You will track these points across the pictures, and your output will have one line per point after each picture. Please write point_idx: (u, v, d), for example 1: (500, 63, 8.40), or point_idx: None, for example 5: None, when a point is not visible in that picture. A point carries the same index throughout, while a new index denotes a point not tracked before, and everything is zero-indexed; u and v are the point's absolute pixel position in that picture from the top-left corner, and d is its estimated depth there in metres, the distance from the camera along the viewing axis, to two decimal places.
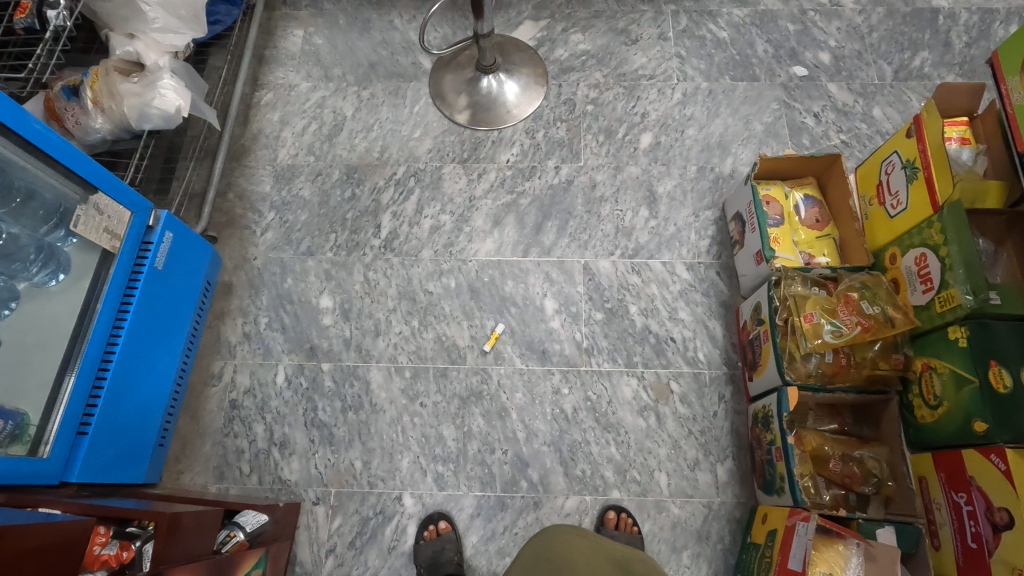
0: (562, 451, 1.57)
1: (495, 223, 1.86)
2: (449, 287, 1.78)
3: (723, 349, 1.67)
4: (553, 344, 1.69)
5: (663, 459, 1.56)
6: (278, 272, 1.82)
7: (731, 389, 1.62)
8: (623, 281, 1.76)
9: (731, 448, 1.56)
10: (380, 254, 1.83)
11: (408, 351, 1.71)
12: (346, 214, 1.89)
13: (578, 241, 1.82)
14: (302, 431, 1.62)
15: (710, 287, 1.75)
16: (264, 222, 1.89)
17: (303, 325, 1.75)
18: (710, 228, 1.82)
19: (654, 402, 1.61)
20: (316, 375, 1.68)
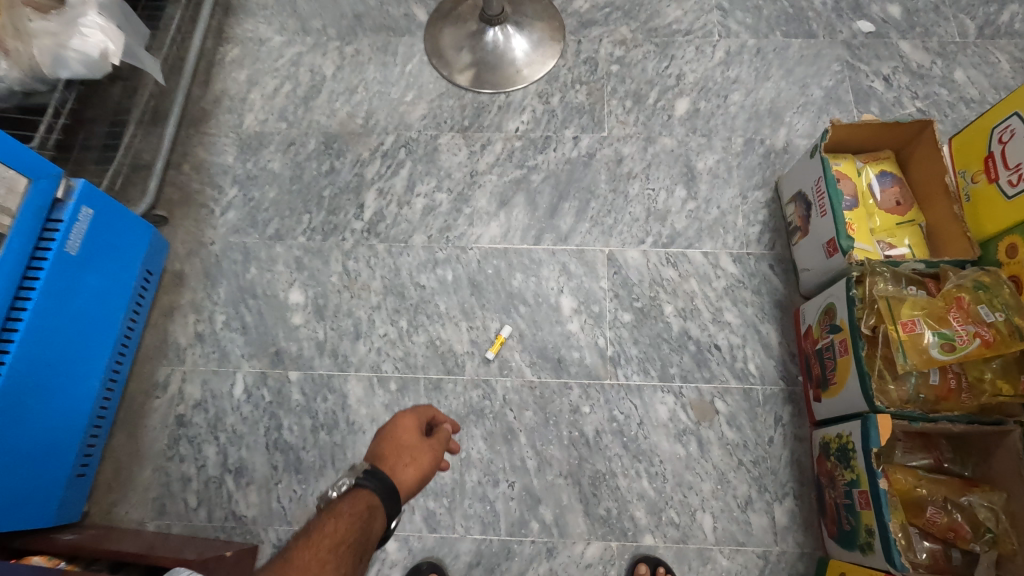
0: (582, 485, 1.28)
1: (502, 203, 1.55)
2: (445, 281, 1.47)
3: (779, 359, 1.37)
4: (570, 352, 1.39)
5: (708, 496, 1.26)
6: (239, 260, 1.51)
7: (789, 411, 1.32)
8: (656, 275, 1.45)
9: (791, 484, 1.26)
10: (362, 239, 1.52)
11: (395, 358, 1.40)
12: (323, 192, 1.58)
13: (603, 227, 1.51)
14: (263, 455, 1.33)
15: (762, 283, 1.44)
16: (225, 200, 1.58)
17: (268, 324, 1.45)
18: (761, 213, 1.51)
19: (696, 425, 1.31)
20: (281, 387, 1.39)
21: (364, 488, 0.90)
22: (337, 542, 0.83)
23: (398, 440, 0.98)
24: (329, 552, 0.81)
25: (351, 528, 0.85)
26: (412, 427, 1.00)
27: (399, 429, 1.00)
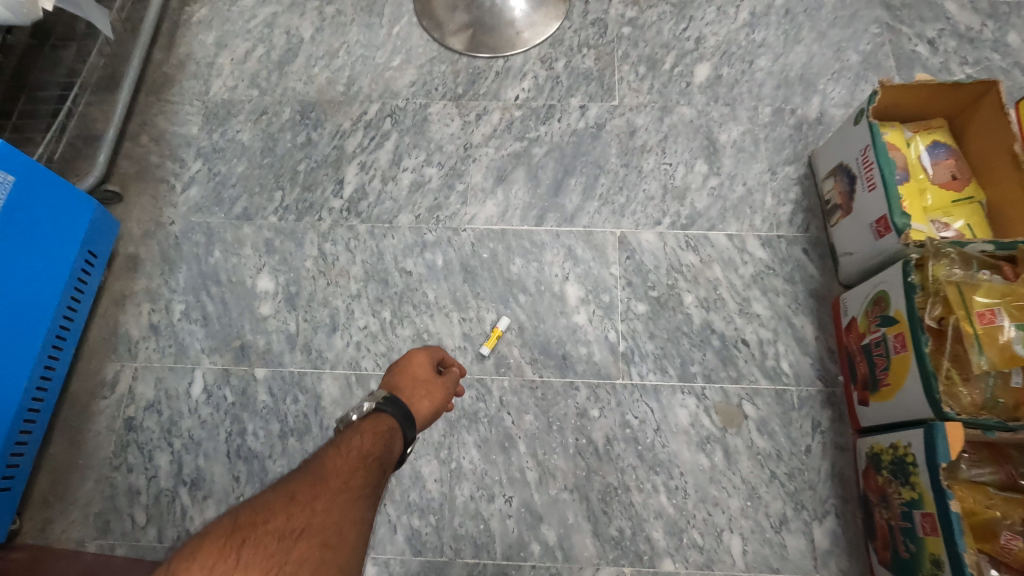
0: (590, 501, 1.11)
1: (499, 180, 1.37)
2: (434, 266, 1.30)
3: (816, 356, 1.19)
4: (576, 347, 1.22)
5: (736, 515, 1.09)
6: (202, 243, 1.33)
7: (829, 415, 1.15)
8: (674, 260, 1.28)
9: (832, 501, 1.09)
10: (341, 219, 1.35)
11: (377, 354, 1.23)
12: (298, 166, 1.40)
13: (613, 206, 1.34)
14: (223, 465, 1.16)
15: (795, 269, 1.26)
16: (187, 174, 1.40)
17: (232, 315, 1.27)
18: (793, 191, 1.33)
19: (721, 432, 1.14)
20: (246, 386, 1.21)
21: (385, 412, 0.86)
22: (364, 455, 0.78)
23: (410, 376, 0.96)
24: (358, 462, 0.77)
25: (376, 444, 0.81)
26: (424, 364, 0.98)
27: (412, 366, 0.97)
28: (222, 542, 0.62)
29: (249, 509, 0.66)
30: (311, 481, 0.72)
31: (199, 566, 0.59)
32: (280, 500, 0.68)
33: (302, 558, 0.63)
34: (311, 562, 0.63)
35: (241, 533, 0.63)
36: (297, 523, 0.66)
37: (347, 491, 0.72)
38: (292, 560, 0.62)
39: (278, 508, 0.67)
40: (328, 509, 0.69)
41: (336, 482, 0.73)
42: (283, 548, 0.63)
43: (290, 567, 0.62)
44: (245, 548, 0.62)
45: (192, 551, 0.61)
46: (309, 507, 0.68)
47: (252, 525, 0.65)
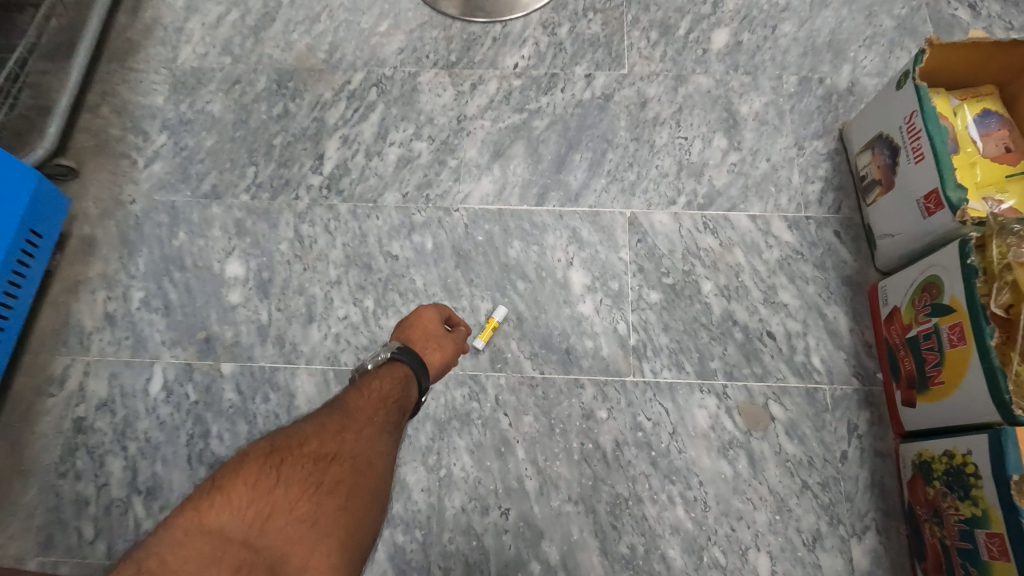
0: (597, 513, 0.98)
1: (496, 155, 1.24)
2: (423, 250, 1.17)
3: (851, 351, 1.06)
4: (581, 341, 1.08)
5: (763, 530, 0.96)
6: (165, 223, 1.20)
7: (868, 418, 1.02)
8: (690, 244, 1.15)
9: (872, 515, 0.96)
10: (320, 198, 1.21)
11: (358, 348, 1.10)
12: (273, 140, 1.27)
13: (623, 183, 1.20)
14: (184, 472, 1.03)
15: (826, 254, 1.13)
16: (151, 148, 1.27)
17: (197, 304, 1.14)
18: (822, 167, 1.20)
19: (745, 437, 1.01)
20: (211, 383, 1.08)
21: (399, 361, 0.84)
22: (385, 397, 0.77)
23: (421, 329, 0.91)
24: (378, 403, 0.76)
25: (395, 386, 0.80)
26: (435, 316, 0.93)
27: (419, 320, 0.92)
28: (261, 462, 0.63)
29: (283, 436, 0.67)
30: (339, 415, 0.72)
31: (241, 484, 0.60)
32: (310, 429, 0.68)
33: (337, 481, 0.63)
34: (346, 486, 0.63)
35: (278, 456, 0.64)
36: (330, 449, 0.66)
37: (374, 424, 0.72)
38: (328, 481, 0.63)
39: (312, 435, 0.68)
40: (358, 439, 0.69)
41: (363, 416, 0.72)
42: (318, 470, 0.63)
43: (326, 489, 0.62)
44: (283, 469, 0.62)
45: (232, 471, 0.62)
46: (340, 436, 0.68)
47: (288, 449, 0.65)
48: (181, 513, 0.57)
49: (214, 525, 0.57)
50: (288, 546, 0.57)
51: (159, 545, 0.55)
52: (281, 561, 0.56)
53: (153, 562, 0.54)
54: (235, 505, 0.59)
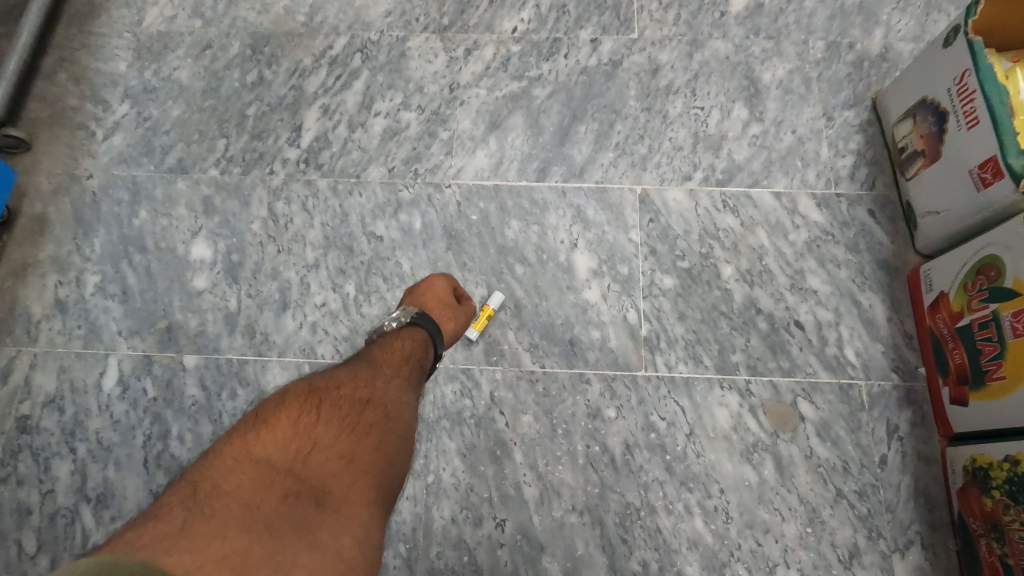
0: (605, 525, 0.86)
1: (492, 126, 1.12)
2: (410, 230, 1.05)
3: (889, 343, 0.95)
4: (587, 331, 0.97)
5: (793, 545, 0.85)
6: (125, 201, 1.08)
7: (909, 418, 0.90)
8: (708, 224, 1.03)
9: (916, 528, 0.85)
10: (297, 173, 1.09)
11: (337, 338, 0.99)
12: (246, 110, 1.15)
13: (633, 157, 1.08)
14: (140, 477, 0.91)
15: (859, 235, 1.01)
16: (111, 119, 1.14)
17: (159, 289, 1.02)
18: (854, 139, 1.08)
19: (771, 438, 0.90)
20: (172, 377, 0.96)
21: (417, 326, 0.84)
22: (406, 356, 0.79)
23: (433, 298, 0.90)
24: (400, 361, 0.78)
25: (415, 346, 0.81)
26: (445, 286, 0.92)
27: (429, 289, 0.91)
28: (300, 401, 0.65)
29: (317, 383, 0.69)
30: (366, 369, 0.74)
31: (283, 421, 0.61)
32: (341, 378, 0.71)
33: (371, 425, 0.66)
34: (380, 429, 0.66)
35: (316, 398, 0.66)
36: (362, 394, 0.69)
37: (399, 380, 0.75)
38: (365, 422, 0.66)
39: (342, 385, 0.70)
40: (385, 391, 0.72)
41: (388, 372, 0.75)
42: (355, 411, 0.66)
43: (362, 431, 0.64)
44: (320, 411, 0.64)
45: (273, 410, 0.63)
46: (368, 387, 0.71)
47: (322, 394, 0.67)
48: (229, 444, 0.58)
49: (261, 455, 0.57)
50: (333, 478, 0.58)
51: (211, 472, 0.55)
52: (326, 490, 0.56)
53: (208, 484, 0.54)
54: (279, 437, 0.60)
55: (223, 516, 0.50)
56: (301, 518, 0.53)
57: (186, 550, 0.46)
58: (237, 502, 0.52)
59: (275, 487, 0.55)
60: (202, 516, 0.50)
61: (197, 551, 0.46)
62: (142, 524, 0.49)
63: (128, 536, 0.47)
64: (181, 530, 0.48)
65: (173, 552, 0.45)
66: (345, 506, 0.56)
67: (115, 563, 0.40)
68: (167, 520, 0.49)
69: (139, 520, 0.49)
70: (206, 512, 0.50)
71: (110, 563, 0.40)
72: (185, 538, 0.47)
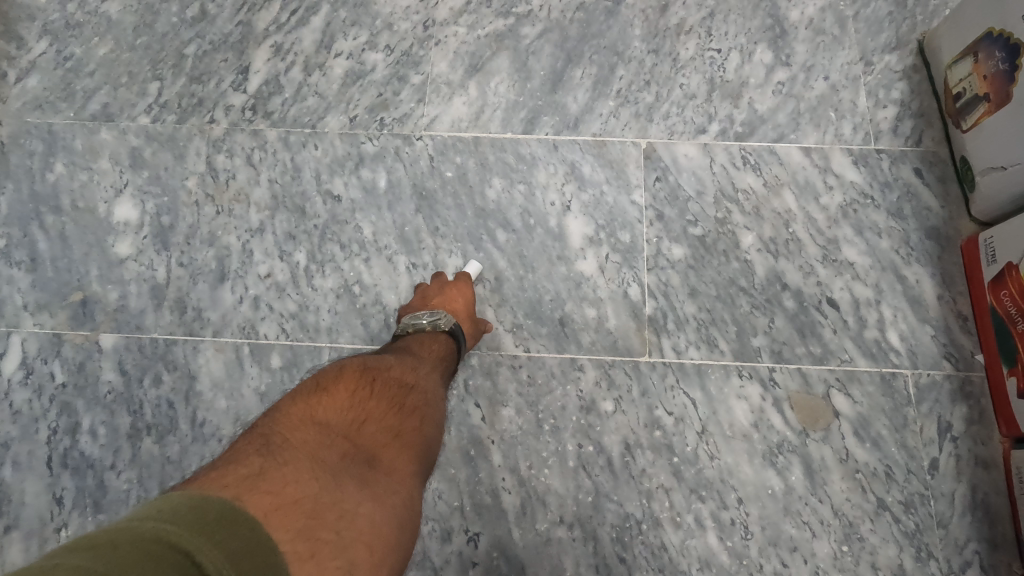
0: (598, 541, 0.72)
1: (473, 70, 0.95)
2: (373, 188, 0.89)
3: (940, 325, 0.79)
4: (581, 309, 0.81)
5: (826, 567, 0.70)
6: (38, 152, 0.92)
7: (965, 415, 0.75)
8: (725, 184, 0.87)
9: (974, 547, 0.71)
10: (241, 123, 0.93)
11: (284, 315, 0.83)
12: (184, 49, 0.97)
13: (637, 107, 0.92)
14: (42, 479, 0.76)
15: (903, 197, 0.86)
16: (26, 58, 0.97)
17: (74, 256, 0.86)
18: (897, 88, 0.92)
19: (799, 438, 0.75)
20: (86, 361, 0.81)
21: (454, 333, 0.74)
22: (441, 358, 0.71)
23: (462, 304, 0.77)
24: (437, 359, 0.70)
25: (449, 346, 0.73)
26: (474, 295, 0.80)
27: (457, 293, 0.78)
28: (356, 375, 0.57)
29: (370, 361, 0.62)
30: (410, 359, 0.67)
31: (341, 390, 0.54)
32: (388, 362, 0.63)
33: (416, 408, 0.58)
34: (424, 413, 0.59)
35: (371, 373, 0.59)
36: (408, 379, 0.62)
37: (437, 372, 0.68)
38: (412, 405, 0.58)
39: (391, 366, 0.63)
40: (428, 381, 0.65)
41: (428, 363, 0.68)
42: (403, 393, 0.59)
43: (409, 411, 0.57)
44: (374, 387, 0.57)
45: (331, 379, 0.56)
46: (415, 374, 0.63)
47: (375, 371, 0.59)
48: (294, 402, 0.51)
49: (322, 417, 0.49)
50: (386, 446, 0.51)
51: (276, 426, 0.48)
52: (380, 457, 0.49)
53: (278, 435, 0.46)
54: (339, 405, 0.52)
55: (294, 463, 0.43)
56: (363, 475, 0.46)
57: (267, 492, 0.39)
58: (304, 454, 0.44)
59: (338, 445, 0.47)
60: (277, 461, 0.43)
61: (275, 492, 0.39)
62: (214, 467, 0.41)
63: (206, 476, 0.39)
64: (262, 471, 0.41)
65: (253, 493, 0.38)
66: (399, 473, 0.49)
67: (206, 501, 0.35)
68: (238, 465, 0.41)
69: (206, 467, 0.41)
70: (279, 459, 0.43)
71: (199, 500, 0.35)
72: (264, 480, 0.40)
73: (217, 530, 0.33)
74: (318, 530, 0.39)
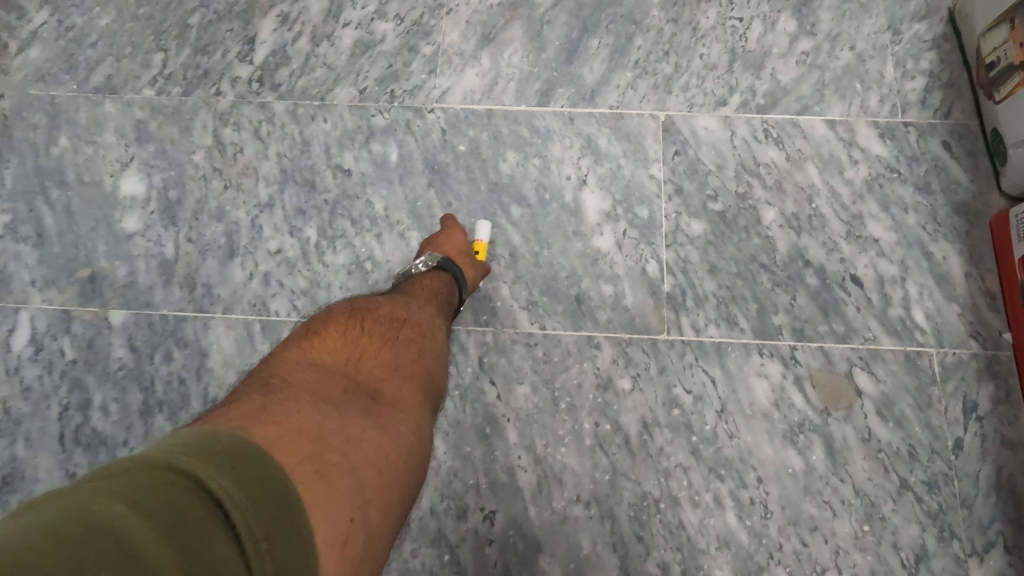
0: (616, 521, 0.71)
1: (485, 40, 0.92)
2: (384, 162, 0.87)
3: (967, 303, 0.77)
4: (597, 286, 0.80)
5: (847, 547, 0.69)
6: (41, 126, 0.90)
7: (991, 394, 0.74)
8: (747, 158, 0.85)
9: (998, 528, 0.69)
10: (248, 94, 0.90)
11: (295, 292, 0.82)
12: (188, 18, 0.95)
13: (656, 78, 0.89)
14: (55, 455, 0.76)
15: (931, 171, 0.83)
16: (27, 28, 0.95)
17: (81, 232, 0.84)
18: (926, 58, 0.88)
19: (821, 417, 0.74)
20: (95, 337, 0.80)
21: (443, 266, 0.74)
22: (436, 294, 0.71)
23: (454, 244, 0.77)
24: (430, 297, 0.70)
25: (444, 281, 0.73)
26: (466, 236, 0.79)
27: (448, 239, 0.77)
28: (347, 317, 0.57)
29: (360, 302, 0.61)
30: (400, 296, 0.67)
31: (335, 333, 0.54)
32: (378, 301, 0.63)
33: (411, 341, 0.59)
34: (420, 345, 0.59)
35: (362, 314, 0.59)
36: (400, 314, 0.62)
37: (433, 308, 0.68)
38: (405, 340, 0.58)
39: (383, 305, 0.62)
40: (422, 313, 0.64)
41: (422, 300, 0.68)
42: (395, 329, 0.59)
43: (404, 346, 0.57)
44: (367, 327, 0.57)
45: (324, 323, 0.56)
46: (408, 310, 0.63)
47: (366, 312, 0.59)
48: (289, 348, 0.51)
49: (319, 361, 0.50)
50: (385, 381, 0.52)
51: (275, 369, 0.48)
52: (380, 392, 0.50)
53: (278, 376, 0.47)
54: (334, 347, 0.52)
55: (296, 400, 0.43)
56: (364, 409, 0.47)
57: (272, 422, 0.39)
58: (305, 391, 0.45)
59: (336, 382, 0.48)
60: (279, 397, 0.43)
61: (280, 423, 0.40)
62: (219, 407, 0.41)
63: (212, 415, 0.40)
64: (267, 406, 0.41)
65: (257, 423, 0.39)
66: (399, 405, 0.50)
67: (214, 431, 0.35)
68: (243, 402, 0.41)
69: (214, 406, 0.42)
70: (280, 396, 0.43)
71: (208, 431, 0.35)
72: (270, 413, 0.40)
73: (226, 456, 0.33)
74: (326, 453, 0.39)
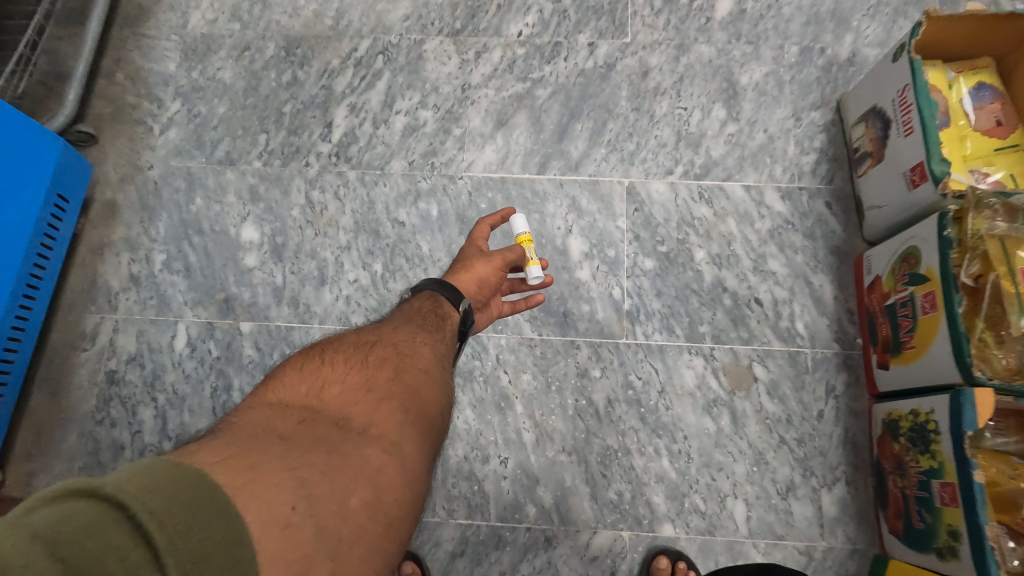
0: (589, 463, 1.06)
1: (499, 124, 1.27)
2: (428, 216, 1.22)
3: (834, 317, 1.12)
4: (578, 305, 1.15)
5: (741, 480, 1.04)
6: (182, 189, 1.25)
7: (845, 380, 1.08)
8: (685, 213, 1.19)
9: (842, 468, 1.04)
10: (329, 165, 1.26)
11: (368, 310, 1.17)
12: (282, 108, 1.30)
13: (622, 153, 1.24)
14: (210, 421, 1.12)
15: (816, 223, 1.17)
16: (165, 115, 1.30)
17: (216, 266, 1.20)
18: (818, 138, 1.22)
19: (729, 396, 1.08)
20: (232, 341, 1.16)
21: (420, 290, 0.88)
22: (422, 311, 0.83)
23: (477, 245, 0.97)
24: (407, 318, 0.81)
25: (423, 304, 0.85)
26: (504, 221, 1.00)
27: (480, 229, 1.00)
28: (309, 360, 0.63)
29: (326, 345, 0.68)
30: (375, 325, 0.77)
31: (294, 374, 0.59)
32: (350, 339, 0.70)
33: (376, 366, 0.64)
34: (389, 369, 0.65)
35: (324, 354, 0.65)
36: (366, 346, 0.68)
37: (408, 329, 0.77)
38: (372, 365, 0.64)
39: (348, 341, 0.70)
40: (393, 335, 0.73)
41: (399, 321, 0.79)
42: (358, 358, 0.65)
43: (370, 372, 0.62)
44: (331, 362, 0.63)
45: (288, 370, 0.61)
46: (377, 339, 0.71)
47: (330, 352, 0.65)
48: (253, 397, 0.56)
49: (279, 401, 0.54)
50: (350, 406, 0.55)
51: (238, 414, 0.52)
52: (341, 415, 0.54)
53: (240, 419, 0.51)
54: (294, 386, 0.57)
55: (246, 435, 0.47)
56: (322, 432, 0.50)
57: (206, 447, 0.43)
58: (258, 428, 0.48)
59: (291, 415, 0.52)
60: (231, 435, 0.46)
61: (224, 451, 0.42)
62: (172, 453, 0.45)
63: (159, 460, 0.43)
64: (212, 443, 0.44)
65: (196, 453, 0.41)
66: (365, 422, 0.54)
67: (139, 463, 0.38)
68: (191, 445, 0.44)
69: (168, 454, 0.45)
70: (234, 432, 0.47)
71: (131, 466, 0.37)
72: (212, 447, 0.43)
73: (136, 468, 0.35)
74: (271, 470, 0.42)
